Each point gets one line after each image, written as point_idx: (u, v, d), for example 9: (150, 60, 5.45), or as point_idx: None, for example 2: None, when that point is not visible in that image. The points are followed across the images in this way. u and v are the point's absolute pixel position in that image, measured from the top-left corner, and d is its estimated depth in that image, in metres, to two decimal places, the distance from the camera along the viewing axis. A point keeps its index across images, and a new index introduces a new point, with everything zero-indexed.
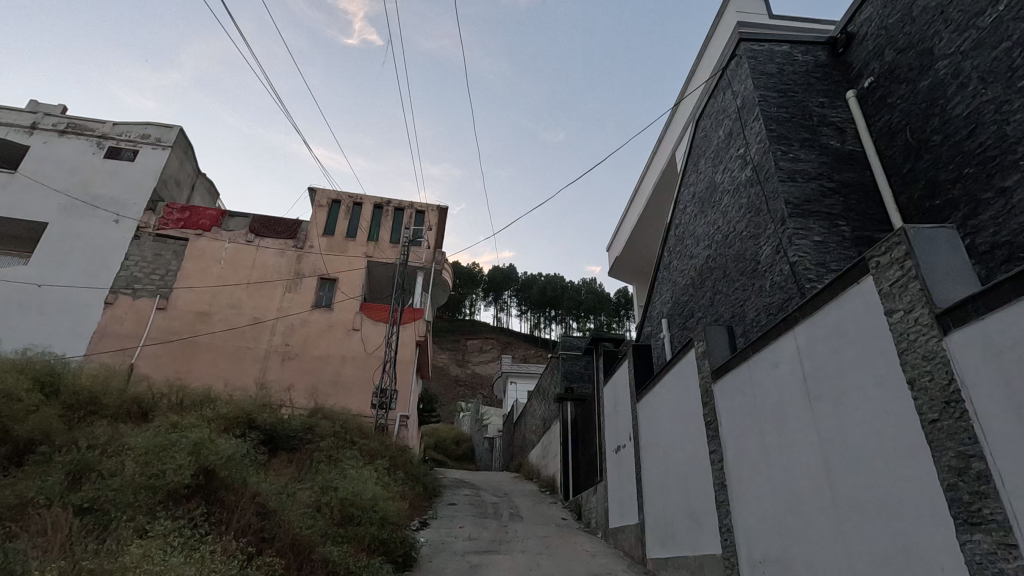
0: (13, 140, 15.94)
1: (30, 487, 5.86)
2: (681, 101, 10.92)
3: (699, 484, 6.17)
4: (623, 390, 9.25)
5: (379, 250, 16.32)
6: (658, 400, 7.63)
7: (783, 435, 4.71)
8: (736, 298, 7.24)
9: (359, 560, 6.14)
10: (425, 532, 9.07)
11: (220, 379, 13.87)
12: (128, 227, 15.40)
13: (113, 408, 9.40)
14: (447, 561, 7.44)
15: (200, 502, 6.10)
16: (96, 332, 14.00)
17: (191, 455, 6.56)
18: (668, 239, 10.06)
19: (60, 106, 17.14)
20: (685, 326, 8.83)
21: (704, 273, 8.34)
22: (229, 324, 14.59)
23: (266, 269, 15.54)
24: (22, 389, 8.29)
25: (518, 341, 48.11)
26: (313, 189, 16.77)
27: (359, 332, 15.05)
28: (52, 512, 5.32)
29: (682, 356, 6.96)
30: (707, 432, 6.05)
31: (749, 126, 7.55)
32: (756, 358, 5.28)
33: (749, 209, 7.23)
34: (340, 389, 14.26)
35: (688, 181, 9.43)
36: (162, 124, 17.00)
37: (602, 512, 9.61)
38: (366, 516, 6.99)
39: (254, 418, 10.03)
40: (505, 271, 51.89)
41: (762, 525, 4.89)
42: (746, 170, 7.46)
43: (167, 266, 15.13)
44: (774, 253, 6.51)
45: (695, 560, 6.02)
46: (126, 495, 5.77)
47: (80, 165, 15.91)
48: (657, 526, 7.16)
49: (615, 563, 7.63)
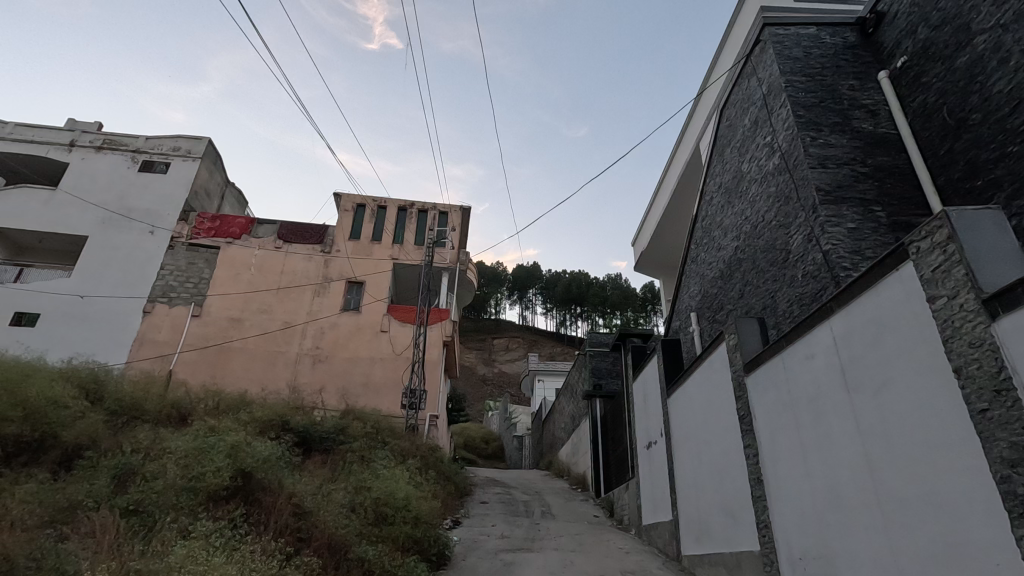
0: (52, 157, 16.58)
1: (78, 491, 6.09)
2: (703, 90, 10.72)
3: (734, 479, 6.06)
4: (653, 386, 9.16)
5: (404, 252, 16.48)
6: (689, 395, 7.52)
7: (821, 429, 4.58)
8: (767, 289, 7.09)
9: (394, 559, 6.20)
10: (457, 530, 9.13)
11: (254, 383, 14.17)
12: (162, 238, 15.89)
13: (153, 414, 9.72)
14: (481, 559, 7.46)
15: (239, 504, 6.27)
16: (137, 340, 14.49)
17: (229, 458, 6.75)
18: (694, 232, 9.90)
19: (96, 123, 17.80)
20: (715, 319, 8.68)
21: (732, 266, 8.19)
22: (261, 330, 14.92)
23: (295, 273, 15.86)
24: (68, 397, 8.62)
25: (544, 340, 48.08)
26: (338, 194, 17.02)
27: (387, 334, 15.23)
28: (99, 515, 5.52)
29: (713, 349, 6.83)
30: (741, 426, 5.93)
31: (776, 113, 7.36)
32: (790, 350, 5.15)
33: (779, 197, 7.06)
34: (370, 390, 14.45)
35: (714, 172, 9.26)
36: (192, 136, 17.52)
37: (635, 509, 9.50)
38: (399, 515, 7.06)
39: (287, 421, 10.23)
40: (530, 270, 51.89)
41: (802, 521, 4.77)
42: (774, 158, 7.29)
43: (200, 274, 15.55)
44: (805, 242, 6.34)
45: (732, 558, 5.90)
46: (168, 497, 5.98)
47: (116, 179, 16.45)
48: (692, 523, 7.04)
49: (650, 560, 7.55)
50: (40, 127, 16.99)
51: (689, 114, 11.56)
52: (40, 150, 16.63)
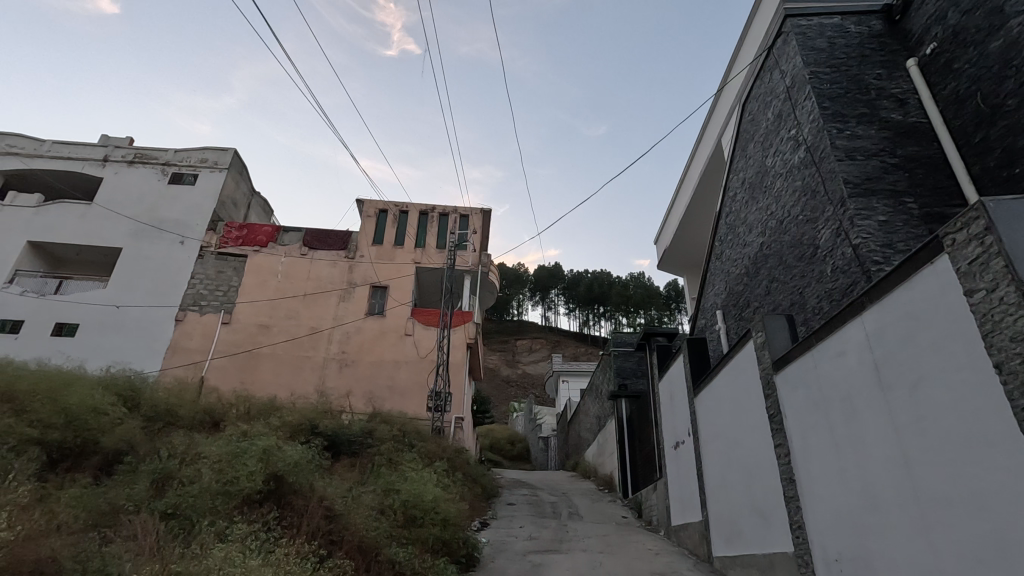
0: (87, 172, 17.16)
1: (119, 495, 6.29)
2: (724, 84, 10.57)
3: (765, 479, 5.96)
4: (679, 385, 9.06)
5: (426, 255, 16.63)
6: (717, 394, 7.42)
7: (854, 428, 4.48)
8: (795, 285, 6.96)
9: (424, 561, 6.27)
10: (484, 532, 9.16)
11: (283, 388, 14.44)
12: (192, 247, 16.31)
13: (187, 419, 9.99)
14: (510, 561, 7.48)
15: (272, 507, 6.41)
16: (170, 348, 14.89)
17: (261, 462, 6.91)
18: (718, 228, 9.77)
19: (127, 138, 18.37)
20: (741, 316, 8.54)
21: (758, 262, 8.05)
22: (289, 335, 15.20)
23: (321, 279, 16.12)
24: (107, 404, 8.90)
25: (567, 340, 47.94)
26: (361, 200, 17.26)
27: (411, 337, 15.38)
28: (139, 519, 5.68)
29: (741, 347, 6.73)
30: (771, 425, 5.82)
31: (800, 106, 7.22)
32: (820, 347, 5.04)
33: (805, 192, 6.93)
34: (396, 394, 14.60)
35: (737, 167, 9.12)
36: (218, 148, 17.97)
37: (664, 510, 9.40)
38: (428, 517, 7.12)
39: (316, 425, 10.40)
40: (551, 271, 51.81)
41: (837, 522, 4.67)
42: (800, 152, 7.15)
43: (229, 282, 15.93)
44: (834, 236, 6.21)
45: (765, 559, 5.80)
46: (204, 500, 6.13)
47: (147, 191, 16.95)
48: (723, 523, 6.95)
49: (679, 562, 7.46)
50: (75, 143, 17.61)
51: (710, 109, 11.40)
52: (76, 166, 17.23)
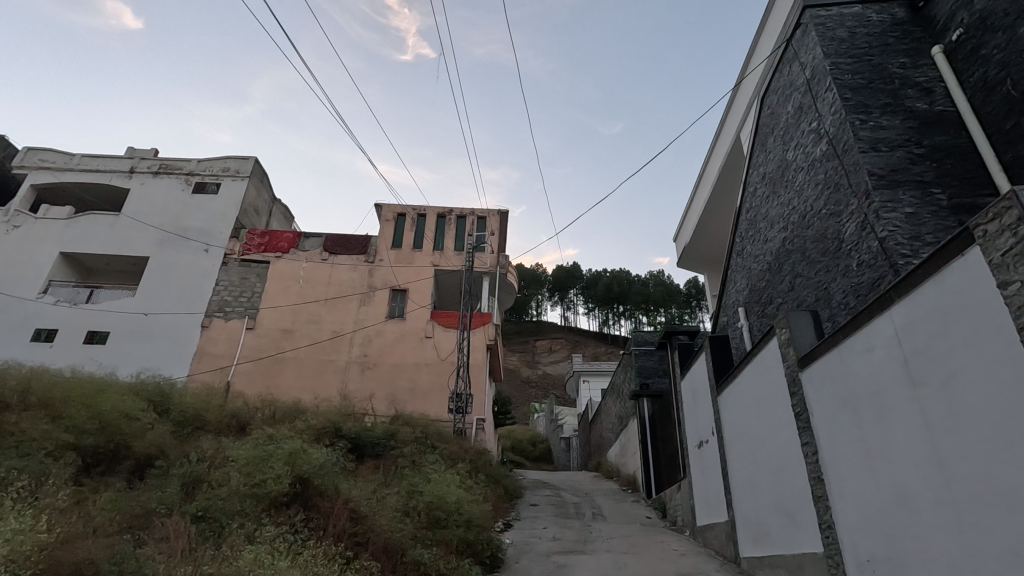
0: (115, 184, 17.64)
1: (151, 499, 6.44)
2: (742, 78, 10.42)
3: (792, 478, 5.86)
4: (702, 384, 8.96)
5: (445, 258, 16.71)
6: (741, 392, 7.33)
7: (884, 425, 4.38)
8: (819, 280, 6.83)
9: (449, 562, 6.30)
10: (508, 533, 9.16)
11: (307, 391, 14.65)
12: (216, 255, 16.64)
13: (215, 423, 10.20)
14: (534, 562, 7.47)
15: (299, 509, 6.51)
16: (197, 354, 15.21)
17: (287, 465, 7.03)
18: (738, 224, 9.64)
19: (152, 149, 18.83)
20: (764, 313, 8.42)
21: (781, 258, 7.92)
22: (311, 340, 15.42)
23: (341, 283, 16.32)
24: (138, 409, 9.13)
25: (587, 340, 47.73)
26: (379, 205, 17.42)
27: (431, 340, 15.47)
28: (171, 522, 5.80)
29: (765, 344, 6.63)
30: (798, 423, 5.73)
31: (821, 98, 7.09)
32: (847, 343, 4.94)
33: (828, 185, 6.80)
34: (417, 396, 14.70)
35: (756, 162, 8.99)
36: (240, 156, 18.31)
37: (688, 510, 9.30)
38: (451, 519, 7.16)
39: (340, 428, 10.53)
40: (570, 271, 51.65)
41: (868, 522, 4.56)
42: (822, 144, 7.02)
43: (252, 288, 16.22)
44: (859, 230, 6.09)
45: (794, 559, 5.70)
46: (233, 503, 6.25)
47: (172, 201, 17.35)
48: (750, 523, 6.85)
49: (706, 562, 7.38)
50: (103, 156, 18.11)
51: (727, 104, 11.25)
52: (104, 178, 17.72)
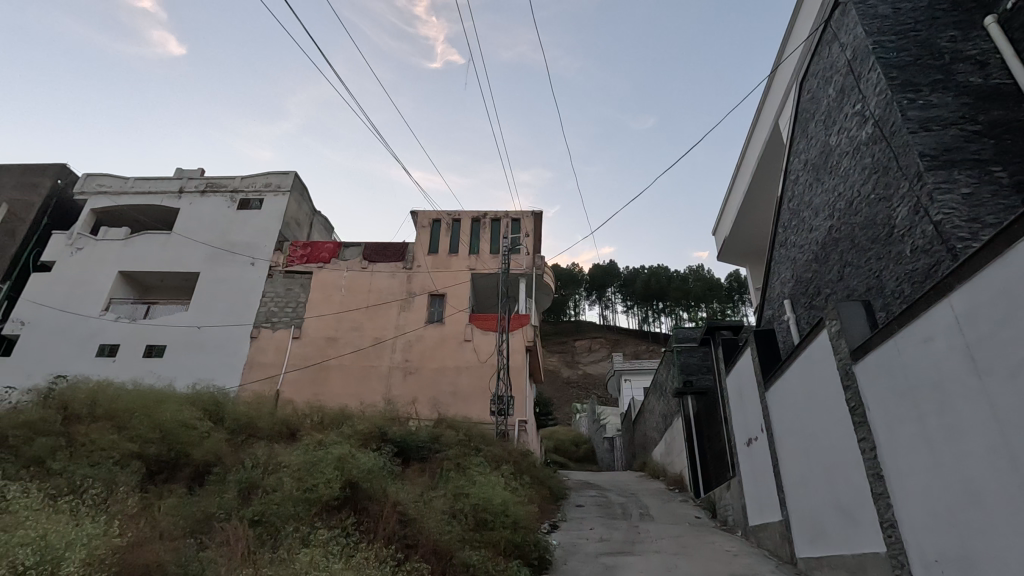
0: (166, 204, 18.51)
1: (211, 504, 6.71)
2: (779, 64, 10.11)
3: (849, 476, 5.63)
4: (748, 380, 8.72)
5: (481, 261, 16.82)
6: (790, 387, 7.09)
7: (947, 418, 4.16)
8: (871, 268, 6.55)
9: (498, 563, 6.32)
10: (555, 534, 9.14)
11: (352, 397, 14.99)
12: (262, 268, 17.23)
13: (267, 431, 10.57)
14: (582, 563, 7.42)
15: (349, 513, 6.67)
16: (247, 364, 15.78)
17: (336, 470, 7.22)
18: (781, 214, 9.35)
19: (199, 169, 19.66)
20: (812, 305, 8.13)
21: (828, 247, 7.64)
22: (355, 347, 15.78)
23: (381, 290, 16.64)
24: (195, 419, 9.54)
25: (627, 338, 47.14)
26: (415, 212, 17.69)
27: (470, 343, 15.61)
28: (230, 527, 6.02)
29: (814, 337, 6.39)
30: (853, 418, 5.50)
31: (864, 79, 6.81)
32: (903, 334, 4.71)
33: (876, 168, 6.52)
34: (459, 399, 14.84)
35: (797, 149, 8.70)
36: (280, 172, 18.92)
37: (740, 509, 9.06)
38: (498, 520, 7.18)
39: (386, 432, 10.73)
40: (606, 269, 51.17)
41: (935, 521, 4.34)
42: (867, 127, 6.73)
43: (297, 298, 16.72)
44: (912, 214, 5.81)
45: (855, 560, 5.48)
46: (287, 508, 6.44)
47: (218, 218, 18.07)
48: (806, 523, 6.62)
49: (760, 563, 7.17)
50: (155, 179, 19.04)
51: (764, 91, 10.93)
52: (156, 199, 18.62)
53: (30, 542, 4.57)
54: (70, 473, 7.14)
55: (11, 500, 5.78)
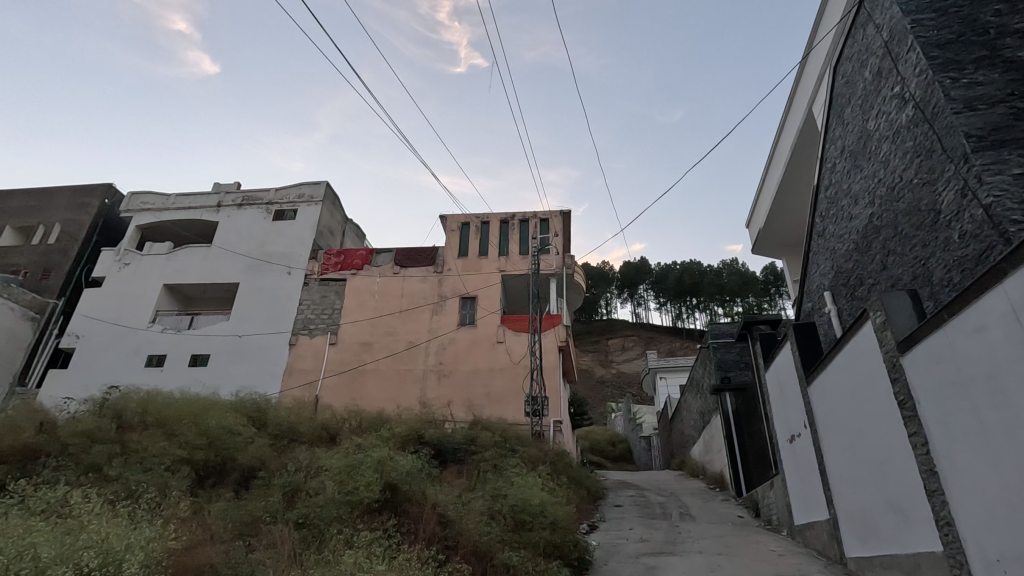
0: (205, 218, 19.17)
1: (257, 507, 6.91)
2: (811, 49, 9.82)
3: (900, 472, 5.42)
4: (789, 375, 8.50)
5: (511, 263, 16.87)
6: (834, 381, 6.88)
7: (1004, 410, 3.97)
8: (916, 256, 6.31)
9: (538, 564, 6.32)
10: (594, 535, 9.09)
11: (388, 401, 15.23)
12: (298, 276, 17.67)
13: (308, 435, 10.84)
14: (622, 564, 7.35)
15: (390, 515, 6.79)
16: (287, 370, 16.20)
17: (376, 473, 7.35)
18: (817, 204, 9.09)
19: (235, 183, 20.30)
20: (854, 296, 7.88)
21: (869, 236, 7.39)
22: (389, 351, 16.03)
23: (413, 295, 16.86)
24: (240, 425, 9.86)
25: (661, 336, 46.49)
26: (444, 216, 17.86)
27: (503, 344, 15.66)
28: (277, 529, 6.19)
29: (857, 328, 6.19)
30: (902, 412, 5.30)
31: (903, 60, 6.56)
32: (952, 323, 4.52)
33: (918, 152, 6.27)
34: (493, 400, 14.91)
35: (833, 136, 8.44)
36: (312, 182, 19.36)
37: (784, 508, 8.82)
38: (537, 521, 7.18)
39: (422, 435, 10.86)
40: (637, 266, 50.59)
41: (995, 517, 4.15)
42: (908, 109, 6.48)
43: (332, 305, 17.09)
44: (958, 198, 5.58)
45: (909, 559, 5.27)
46: (330, 510, 6.58)
47: (255, 230, 18.61)
48: (855, 522, 6.40)
49: (808, 563, 6.96)
50: (194, 194, 19.74)
51: (796, 78, 10.64)
52: (196, 214, 19.31)
53: (93, 545, 4.80)
54: (125, 478, 7.48)
55: (73, 505, 6.08)
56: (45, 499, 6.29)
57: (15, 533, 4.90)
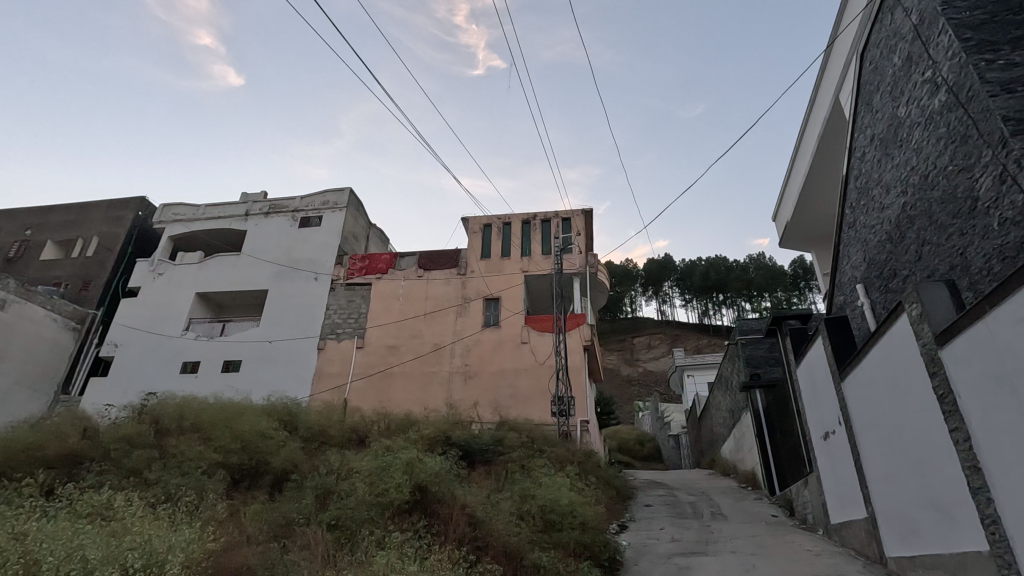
0: (234, 227, 19.64)
1: (291, 509, 7.05)
2: (837, 35, 9.58)
3: (942, 469, 5.25)
4: (821, 370, 8.30)
5: (533, 263, 16.86)
6: (869, 376, 6.69)
7: None
8: (953, 245, 6.11)
9: (568, 564, 6.30)
10: (624, 535, 9.02)
11: (416, 403, 15.37)
12: (324, 282, 17.97)
13: (338, 438, 11.01)
14: (654, 564, 7.27)
15: (420, 516, 6.85)
16: (315, 374, 16.47)
17: (405, 474, 7.42)
18: (847, 194, 8.87)
19: (262, 192, 20.75)
20: (888, 288, 7.66)
21: (902, 226, 7.18)
22: (415, 353, 16.18)
23: (438, 297, 16.99)
24: (272, 429, 10.07)
25: (687, 333, 45.89)
26: (466, 218, 17.95)
27: (528, 345, 15.67)
28: (311, 531, 6.30)
29: (893, 322, 6.02)
30: (942, 407, 5.13)
31: (934, 43, 6.35)
32: (993, 314, 4.37)
33: (952, 138, 6.07)
34: (520, 401, 14.92)
35: (862, 124, 8.22)
36: (336, 189, 19.67)
37: (820, 507, 8.61)
38: (566, 521, 7.16)
39: (450, 436, 10.93)
40: (661, 263, 50.03)
41: None
42: (940, 94, 6.28)
43: (358, 309, 17.33)
44: (997, 184, 5.38)
45: (953, 559, 5.10)
46: (362, 512, 6.67)
47: (282, 237, 18.99)
48: (895, 520, 6.21)
49: (846, 563, 6.79)
50: (223, 204, 20.24)
51: (821, 67, 10.39)
52: (225, 223, 19.80)
53: (136, 546, 4.96)
54: (164, 482, 7.71)
55: (116, 508, 6.29)
56: (90, 502, 6.52)
57: (64, 535, 5.09)
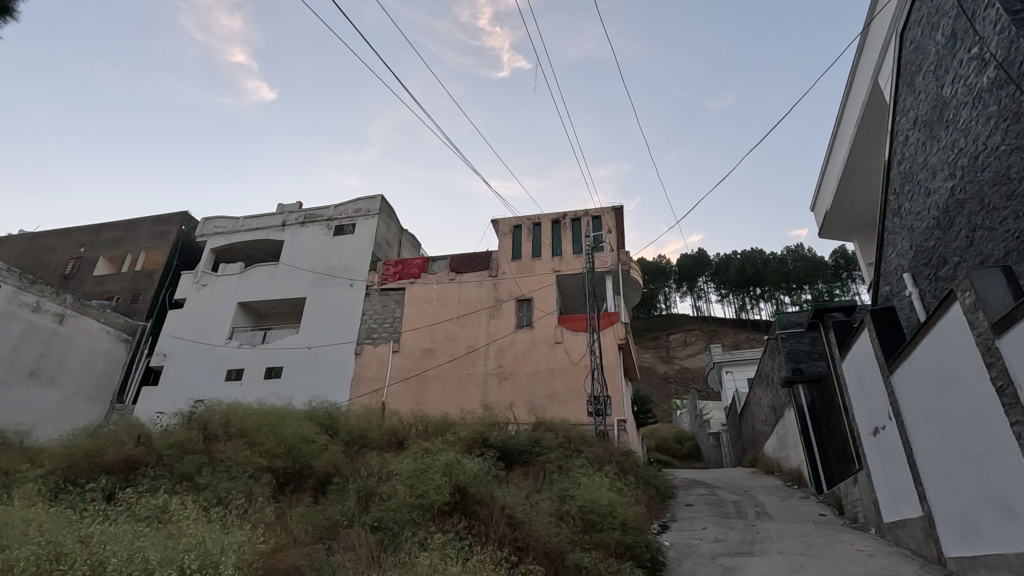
0: (272, 238, 20.23)
1: (335, 511, 7.22)
2: (874, 15, 9.22)
3: (1004, 464, 4.99)
4: (868, 363, 8.01)
5: (565, 262, 16.80)
6: (921, 368, 6.41)
7: None
8: (1008, 229, 5.81)
9: (610, 565, 6.26)
10: (666, 535, 8.89)
11: (452, 405, 15.51)
12: (360, 288, 18.33)
13: (377, 441, 11.21)
14: (698, 565, 7.13)
15: (460, 517, 6.91)
16: (354, 379, 16.79)
17: (445, 476, 7.50)
18: (890, 180, 8.53)
19: (297, 202, 21.30)
20: (937, 276, 7.33)
21: (951, 210, 6.87)
22: (450, 356, 16.33)
23: (470, 300, 17.11)
24: (313, 433, 10.31)
25: (724, 328, 44.91)
26: (495, 220, 18.00)
27: (562, 345, 15.62)
28: (355, 532, 6.44)
29: (944, 311, 5.77)
30: (1002, 400, 4.88)
31: (981, 18, 6.05)
32: None
33: (1004, 116, 5.77)
34: (555, 401, 14.89)
35: (904, 106, 7.90)
36: (368, 196, 20.03)
37: (871, 505, 8.30)
38: (606, 522, 7.11)
39: (487, 437, 10.99)
40: (695, 258, 49.11)
41: None
42: (989, 71, 5.98)
43: (393, 314, 17.60)
44: None
45: (1019, 559, 4.84)
46: (403, 513, 6.77)
47: (318, 246, 19.46)
48: (954, 519, 5.93)
49: (902, 563, 6.53)
50: (261, 216, 20.87)
51: (858, 49, 10.02)
52: (263, 234, 20.40)
53: (192, 547, 5.17)
54: (214, 486, 8.00)
55: (172, 512, 6.55)
56: (147, 506, 6.81)
57: (125, 538, 5.35)
